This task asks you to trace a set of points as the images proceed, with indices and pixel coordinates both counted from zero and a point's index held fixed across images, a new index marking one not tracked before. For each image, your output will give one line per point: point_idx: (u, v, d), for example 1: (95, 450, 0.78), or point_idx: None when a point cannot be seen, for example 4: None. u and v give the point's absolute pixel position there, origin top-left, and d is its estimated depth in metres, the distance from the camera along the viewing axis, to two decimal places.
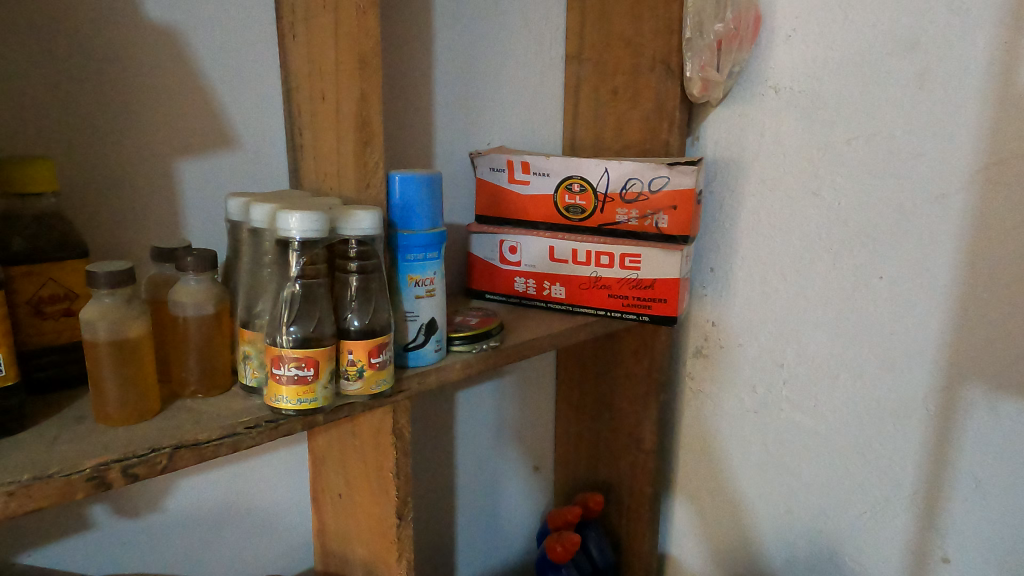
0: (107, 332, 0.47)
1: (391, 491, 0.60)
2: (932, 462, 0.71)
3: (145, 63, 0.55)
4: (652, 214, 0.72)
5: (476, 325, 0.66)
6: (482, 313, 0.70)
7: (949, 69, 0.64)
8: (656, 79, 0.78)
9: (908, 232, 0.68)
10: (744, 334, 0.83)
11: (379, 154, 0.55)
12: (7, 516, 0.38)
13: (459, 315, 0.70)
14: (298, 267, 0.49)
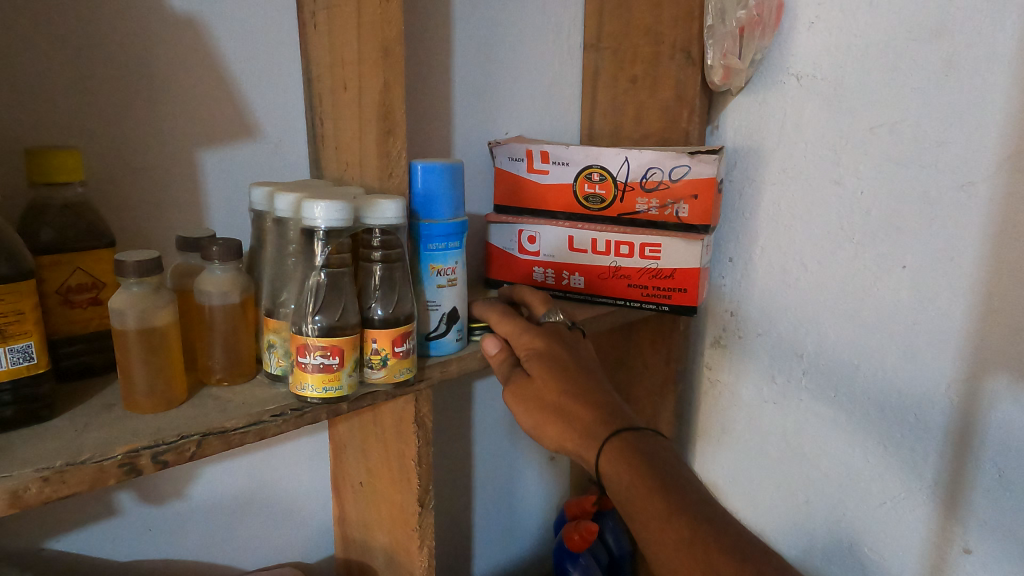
0: (136, 320, 0.47)
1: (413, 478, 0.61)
2: (955, 451, 0.70)
3: (164, 53, 0.54)
4: (672, 203, 0.71)
5: None
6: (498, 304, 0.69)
7: (978, 53, 0.62)
8: (676, 68, 0.78)
9: (932, 220, 0.67)
10: (763, 324, 0.84)
11: (402, 144, 0.54)
12: (42, 501, 0.39)
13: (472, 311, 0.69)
14: (323, 257, 0.49)
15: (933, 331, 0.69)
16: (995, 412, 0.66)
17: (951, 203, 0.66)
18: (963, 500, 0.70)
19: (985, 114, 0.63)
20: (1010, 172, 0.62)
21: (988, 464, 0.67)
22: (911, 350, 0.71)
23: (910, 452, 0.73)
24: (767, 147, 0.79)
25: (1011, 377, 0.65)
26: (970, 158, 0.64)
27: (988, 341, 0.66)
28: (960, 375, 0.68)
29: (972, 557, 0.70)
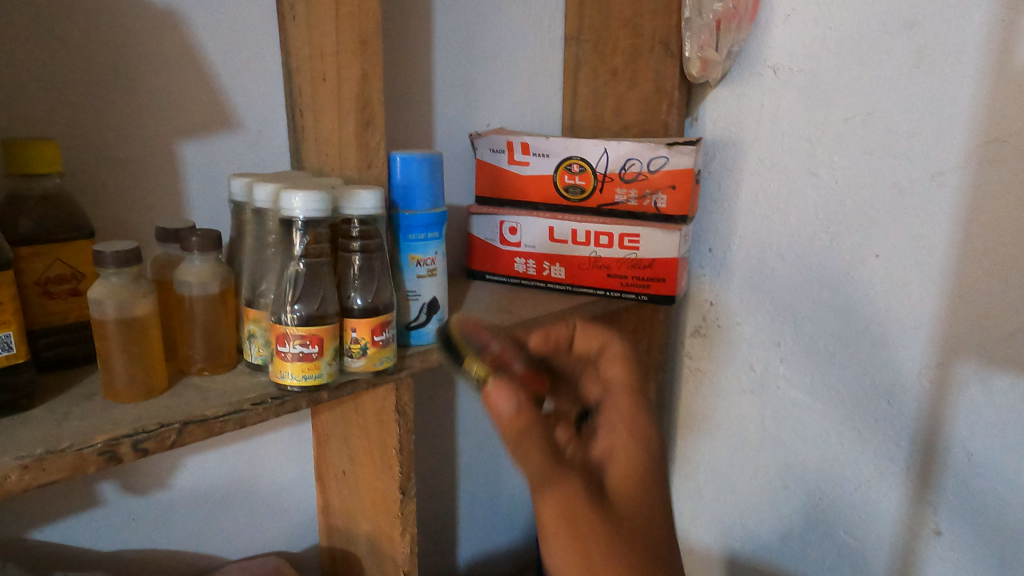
0: (115, 309, 0.48)
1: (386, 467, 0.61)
2: (925, 435, 0.72)
3: (143, 44, 0.55)
4: (651, 193, 0.72)
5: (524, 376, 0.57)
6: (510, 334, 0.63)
7: (948, 45, 0.64)
8: (656, 60, 0.79)
9: (906, 210, 0.69)
10: (743, 313, 0.85)
11: (380, 135, 0.55)
12: (22, 489, 0.39)
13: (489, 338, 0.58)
14: (302, 247, 0.50)
15: (906, 318, 0.71)
16: (965, 396, 0.68)
17: (923, 192, 0.67)
18: (934, 483, 0.72)
19: (956, 106, 0.64)
20: (979, 162, 0.63)
21: (957, 447, 0.69)
22: (884, 337, 0.73)
23: (883, 437, 0.75)
24: (745, 139, 0.80)
25: (979, 362, 0.67)
26: (940, 148, 0.66)
27: (957, 328, 0.68)
28: (931, 361, 0.70)
29: (942, 539, 0.72)
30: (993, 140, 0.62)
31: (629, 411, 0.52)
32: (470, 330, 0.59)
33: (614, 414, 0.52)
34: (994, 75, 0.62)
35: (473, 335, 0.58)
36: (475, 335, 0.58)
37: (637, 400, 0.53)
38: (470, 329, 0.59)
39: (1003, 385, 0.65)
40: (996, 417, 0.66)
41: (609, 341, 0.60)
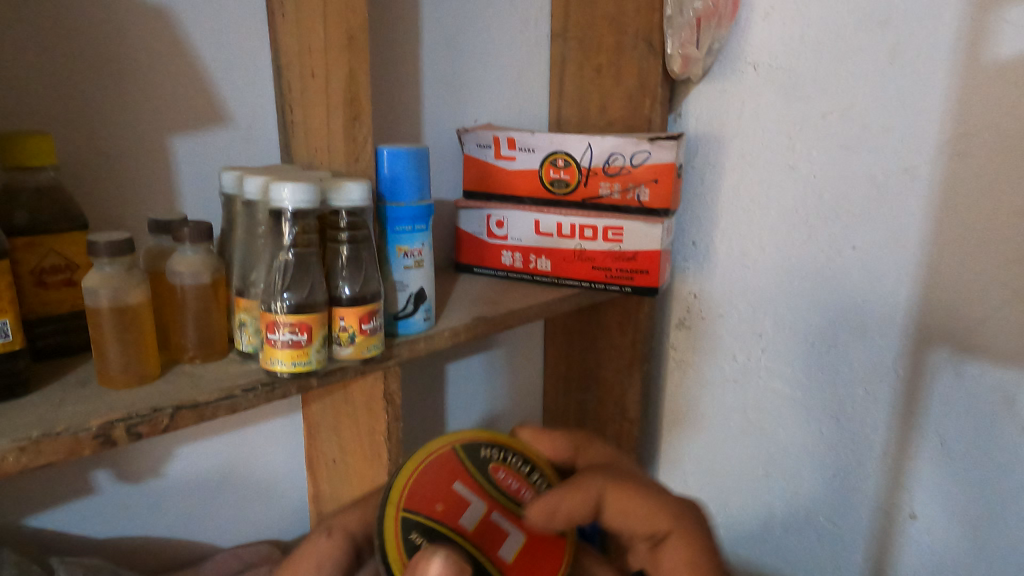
0: (109, 298, 0.49)
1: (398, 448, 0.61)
2: (900, 422, 0.74)
3: (137, 40, 0.56)
4: (634, 187, 0.74)
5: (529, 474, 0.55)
6: (499, 461, 0.54)
7: (920, 43, 0.66)
8: (639, 57, 0.80)
9: (881, 202, 0.71)
10: (725, 304, 0.87)
11: (367, 129, 0.57)
12: (20, 470, 0.41)
13: (455, 492, 0.51)
14: (291, 237, 0.52)
15: (881, 308, 0.73)
16: (938, 383, 0.70)
17: (898, 185, 0.69)
18: (910, 467, 0.74)
19: (928, 101, 0.66)
20: (950, 156, 0.66)
21: (931, 433, 0.71)
22: (861, 327, 0.75)
23: (860, 424, 0.77)
24: (727, 135, 0.82)
25: (951, 349, 0.69)
26: (913, 143, 0.68)
27: (930, 317, 0.70)
28: (905, 350, 0.72)
29: (917, 522, 0.75)
30: (963, 134, 0.65)
31: (693, 574, 0.47)
32: (427, 486, 0.50)
33: (675, 571, 0.47)
34: (963, 73, 0.64)
35: (426, 502, 0.49)
36: (426, 502, 0.49)
37: (685, 530, 0.48)
38: (425, 493, 0.50)
39: (975, 371, 0.68)
40: (968, 403, 0.69)
41: (674, 526, 0.48)
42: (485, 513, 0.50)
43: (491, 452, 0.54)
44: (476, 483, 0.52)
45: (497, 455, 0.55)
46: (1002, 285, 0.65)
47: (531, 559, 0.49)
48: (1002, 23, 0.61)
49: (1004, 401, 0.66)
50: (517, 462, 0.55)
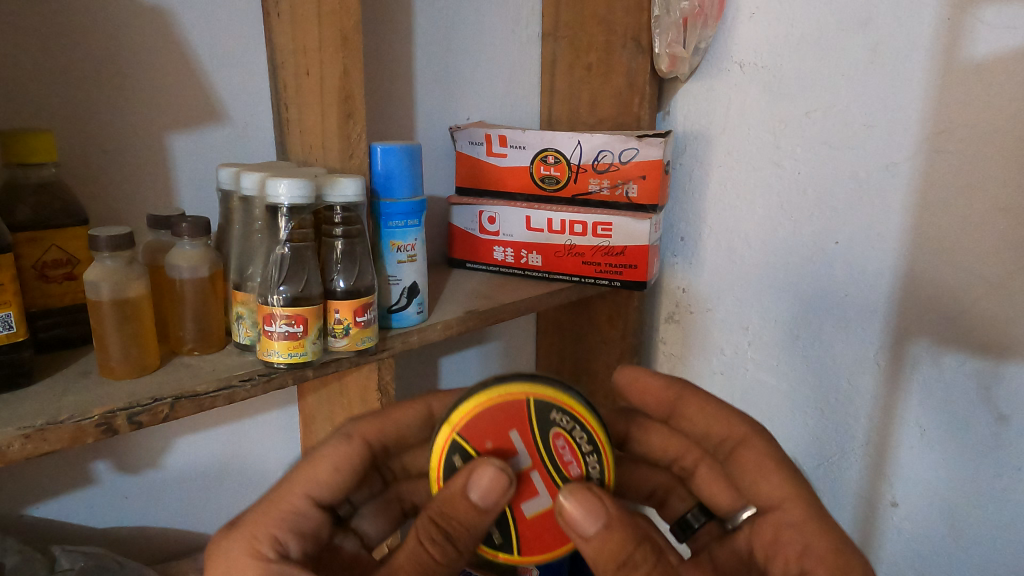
0: (110, 291, 0.50)
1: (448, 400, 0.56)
2: (882, 412, 0.76)
3: (134, 39, 0.57)
4: (622, 183, 0.76)
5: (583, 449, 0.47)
6: (565, 429, 0.46)
7: (900, 43, 0.67)
8: (628, 56, 0.82)
9: (863, 198, 0.72)
10: (713, 299, 0.89)
11: (361, 128, 0.58)
12: (25, 457, 0.42)
13: (507, 443, 0.46)
14: (287, 231, 0.53)
15: (862, 301, 0.75)
16: (918, 374, 0.72)
17: (879, 181, 0.71)
18: (891, 457, 0.76)
19: (908, 99, 0.68)
20: (929, 152, 0.67)
21: (911, 422, 0.74)
22: (845, 320, 0.76)
23: (844, 415, 0.79)
24: (714, 132, 0.83)
25: (930, 342, 0.71)
26: (893, 140, 0.69)
27: (911, 310, 0.71)
28: (887, 342, 0.74)
29: (898, 510, 0.77)
30: (941, 131, 0.66)
31: (775, 462, 0.50)
32: (483, 423, 0.46)
33: (755, 465, 0.51)
34: (941, 72, 0.65)
35: (477, 437, 0.46)
36: (474, 441, 0.46)
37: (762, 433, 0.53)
38: (481, 431, 0.46)
39: (953, 363, 0.69)
40: (947, 393, 0.70)
41: (751, 433, 0.53)
42: (526, 469, 0.46)
43: (563, 418, 0.46)
44: (533, 441, 0.46)
45: (567, 422, 0.46)
46: (979, 279, 0.66)
47: (548, 525, 0.46)
48: (978, 23, 0.63)
49: (980, 392, 0.68)
50: (583, 437, 0.47)
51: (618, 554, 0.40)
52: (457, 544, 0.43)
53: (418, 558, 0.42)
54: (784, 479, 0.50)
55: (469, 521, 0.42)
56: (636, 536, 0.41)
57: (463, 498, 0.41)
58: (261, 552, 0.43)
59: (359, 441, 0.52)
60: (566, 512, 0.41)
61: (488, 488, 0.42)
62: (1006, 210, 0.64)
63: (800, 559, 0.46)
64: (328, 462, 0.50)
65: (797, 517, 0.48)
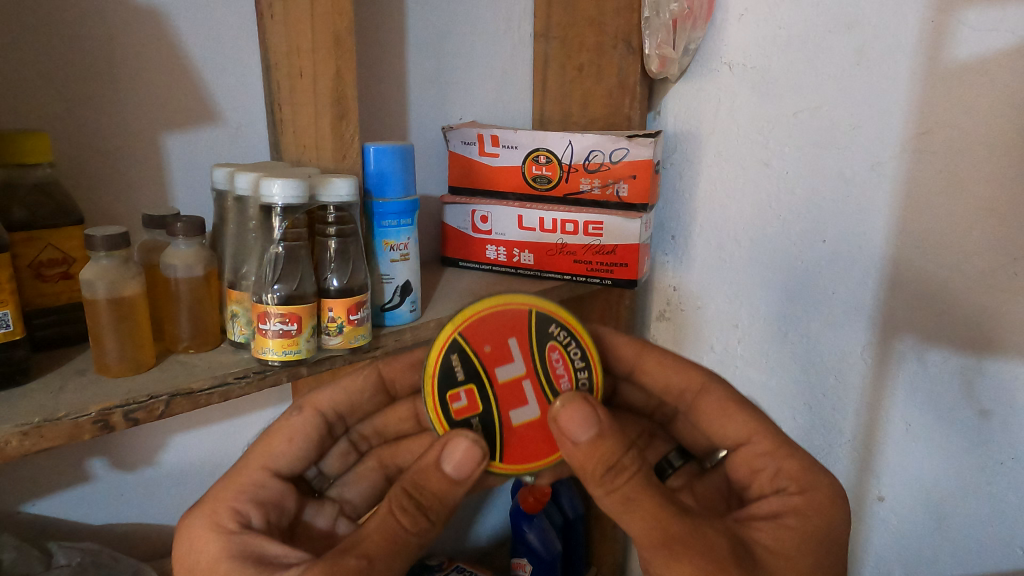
0: (106, 290, 0.51)
1: (401, 364, 0.58)
2: (869, 408, 0.77)
3: (127, 41, 0.58)
4: (613, 182, 0.77)
5: (574, 365, 0.50)
6: (561, 343, 0.50)
7: (885, 44, 0.68)
8: (619, 57, 0.84)
9: (850, 197, 0.73)
10: (703, 296, 0.91)
11: (354, 128, 0.60)
12: (22, 453, 0.43)
13: (507, 348, 0.49)
14: (281, 231, 0.54)
15: (849, 299, 0.76)
16: (904, 369, 0.73)
17: (865, 180, 0.72)
18: (877, 451, 0.77)
19: (893, 101, 0.68)
20: (913, 153, 0.68)
21: (897, 417, 0.75)
22: (833, 318, 0.78)
23: (831, 411, 0.80)
24: (705, 132, 0.85)
25: (916, 338, 0.72)
26: (879, 140, 0.70)
27: (896, 308, 0.73)
28: (874, 339, 0.75)
29: (885, 504, 0.78)
30: (925, 131, 0.67)
31: (736, 403, 0.52)
32: (487, 327, 0.49)
33: (719, 408, 0.52)
34: (925, 73, 0.66)
35: (479, 338, 0.49)
36: (477, 341, 0.49)
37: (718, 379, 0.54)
38: (482, 335, 0.49)
39: (937, 359, 0.71)
40: (932, 388, 0.71)
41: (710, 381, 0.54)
42: (518, 376, 0.49)
43: (559, 331, 0.50)
44: (530, 351, 0.49)
45: (563, 336, 0.50)
46: (963, 277, 0.67)
47: (532, 434, 0.49)
48: (961, 25, 0.63)
49: (963, 387, 0.69)
50: (577, 353, 0.51)
51: (607, 457, 0.42)
52: (428, 514, 0.44)
53: (388, 530, 0.43)
54: (746, 417, 0.51)
55: (442, 490, 0.44)
56: (625, 443, 0.43)
57: (437, 470, 0.44)
58: (222, 525, 0.45)
59: (313, 412, 0.55)
60: (560, 420, 0.44)
61: (462, 460, 0.44)
62: (990, 209, 0.64)
63: (774, 480, 0.47)
64: (282, 435, 0.53)
65: (767, 446, 0.49)
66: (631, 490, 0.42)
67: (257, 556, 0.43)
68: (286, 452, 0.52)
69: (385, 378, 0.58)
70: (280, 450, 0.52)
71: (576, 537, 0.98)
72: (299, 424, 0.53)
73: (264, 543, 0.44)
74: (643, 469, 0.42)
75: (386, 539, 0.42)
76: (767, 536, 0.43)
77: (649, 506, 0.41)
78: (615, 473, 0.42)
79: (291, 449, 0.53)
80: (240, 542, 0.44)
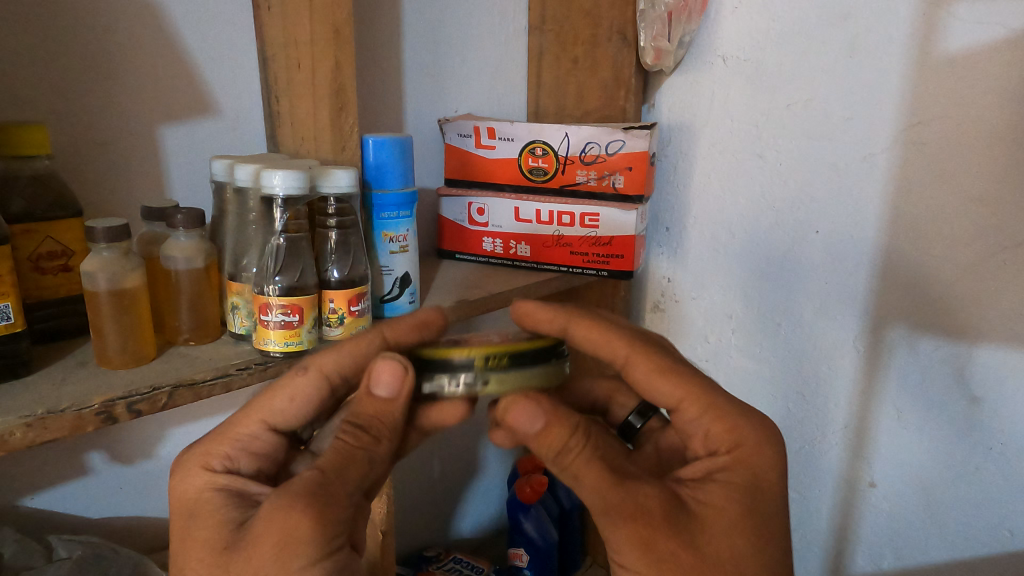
0: (107, 282, 0.51)
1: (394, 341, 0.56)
2: (861, 396, 0.78)
3: (124, 34, 0.57)
4: (609, 174, 0.77)
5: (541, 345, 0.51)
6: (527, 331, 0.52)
7: (878, 37, 0.69)
8: (614, 49, 0.84)
9: (842, 188, 0.74)
10: (696, 289, 0.92)
11: (352, 119, 0.60)
12: (26, 445, 0.42)
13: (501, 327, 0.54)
14: (282, 222, 0.54)
15: (842, 290, 0.77)
16: (895, 358, 0.74)
17: (857, 170, 0.73)
18: (870, 438, 0.79)
19: (884, 92, 0.69)
20: (905, 144, 0.69)
21: (889, 405, 0.76)
22: (825, 307, 0.79)
23: (825, 400, 0.81)
24: (699, 125, 0.85)
25: (907, 327, 0.73)
26: (871, 131, 0.71)
27: (887, 298, 0.74)
28: (866, 328, 0.76)
29: (877, 489, 0.80)
30: (917, 123, 0.68)
31: (660, 372, 0.50)
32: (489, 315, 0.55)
33: (644, 379, 0.50)
34: (916, 66, 0.67)
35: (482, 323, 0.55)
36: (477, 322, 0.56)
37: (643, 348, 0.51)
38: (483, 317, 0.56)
39: (928, 347, 0.72)
40: (923, 376, 0.73)
41: (631, 349, 0.51)
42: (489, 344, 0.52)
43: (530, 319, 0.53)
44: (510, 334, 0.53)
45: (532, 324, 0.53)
46: (953, 266, 0.69)
47: None
48: (952, 20, 0.64)
49: (955, 374, 0.70)
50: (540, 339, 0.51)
51: (554, 444, 0.45)
52: (370, 432, 0.47)
53: (337, 449, 0.46)
54: (677, 381, 0.50)
55: (377, 411, 0.47)
56: (572, 426, 0.45)
57: (370, 394, 0.47)
58: (211, 465, 0.48)
59: (319, 374, 0.49)
60: (507, 420, 0.46)
61: (388, 381, 0.46)
62: (980, 200, 0.66)
63: (706, 444, 0.49)
64: (284, 393, 0.49)
65: (696, 412, 0.49)
66: (579, 469, 0.45)
67: (238, 494, 0.47)
68: (286, 410, 0.50)
69: (388, 341, 0.50)
70: (281, 407, 0.50)
71: (571, 527, 1.00)
72: (302, 385, 0.49)
73: (247, 482, 0.47)
74: (589, 445, 0.45)
75: (339, 457, 0.46)
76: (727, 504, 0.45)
77: (591, 484, 0.45)
78: (564, 455, 0.45)
79: (292, 408, 0.50)
80: (224, 484, 0.47)
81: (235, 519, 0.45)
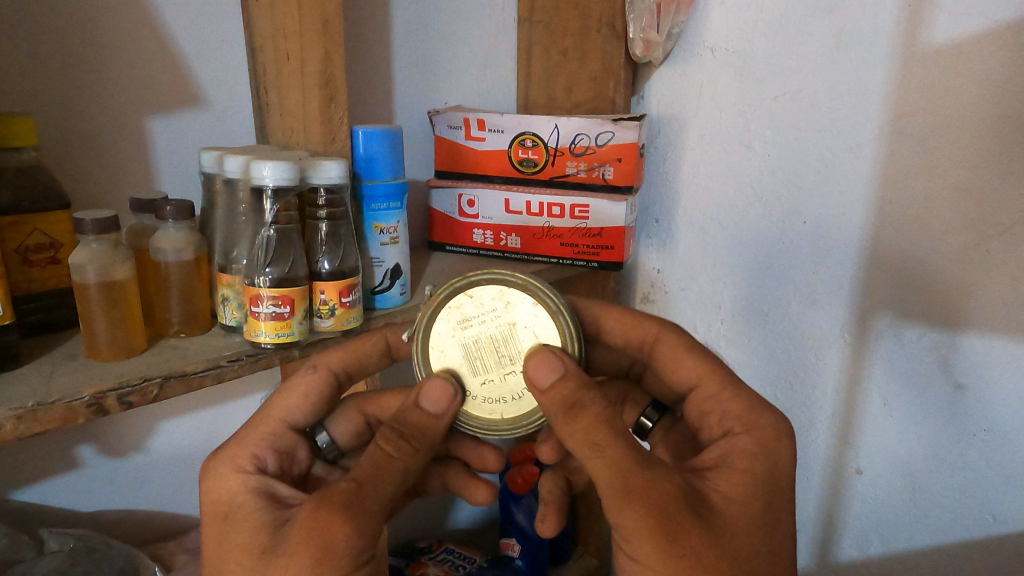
0: (96, 274, 0.51)
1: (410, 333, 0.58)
2: (848, 384, 0.79)
3: (109, 25, 0.57)
4: (598, 166, 0.78)
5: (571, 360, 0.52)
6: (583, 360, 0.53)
7: (864, 28, 0.69)
8: (602, 41, 0.84)
9: (829, 179, 0.75)
10: (685, 280, 0.92)
11: (342, 110, 0.60)
12: (17, 437, 0.42)
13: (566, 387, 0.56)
14: (272, 214, 0.54)
15: (829, 279, 0.78)
16: (881, 346, 0.75)
17: (845, 161, 0.73)
18: (856, 426, 0.80)
19: (871, 84, 0.70)
20: (892, 135, 0.70)
21: (874, 393, 0.77)
22: (812, 297, 0.80)
23: (812, 388, 0.83)
24: (688, 116, 0.86)
25: (892, 317, 0.74)
26: (858, 122, 0.72)
27: (873, 287, 0.75)
28: (852, 317, 0.77)
29: (863, 476, 0.81)
30: (903, 114, 0.69)
31: (686, 347, 0.56)
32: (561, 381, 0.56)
33: (670, 353, 0.56)
34: (902, 56, 0.67)
35: None
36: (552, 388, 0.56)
37: (670, 329, 0.58)
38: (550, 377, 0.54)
39: (913, 336, 0.73)
40: (909, 364, 0.74)
41: (662, 329, 0.58)
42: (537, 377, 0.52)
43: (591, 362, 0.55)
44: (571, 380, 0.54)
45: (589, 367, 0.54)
46: (937, 255, 0.69)
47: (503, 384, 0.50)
48: (937, 10, 0.65)
49: (938, 362, 0.71)
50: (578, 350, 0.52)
51: (569, 397, 0.45)
52: (411, 442, 0.47)
53: (376, 459, 0.46)
54: (699, 358, 0.55)
55: (421, 424, 0.48)
56: (589, 385, 0.46)
57: (415, 407, 0.48)
58: (244, 467, 0.49)
59: (326, 371, 0.55)
60: (530, 363, 0.47)
61: (436, 397, 0.48)
62: (963, 189, 0.66)
63: (722, 422, 0.51)
64: (296, 391, 0.55)
65: (715, 388, 0.53)
66: (592, 424, 0.44)
67: (270, 494, 0.48)
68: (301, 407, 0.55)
69: (391, 345, 0.57)
70: (296, 405, 0.55)
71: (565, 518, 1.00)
72: (312, 381, 0.55)
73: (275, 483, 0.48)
74: (605, 405, 0.45)
75: (376, 467, 0.45)
76: (721, 487, 0.45)
77: (613, 454, 0.43)
78: (576, 413, 0.45)
79: (305, 404, 0.55)
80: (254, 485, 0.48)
81: (272, 520, 0.45)
